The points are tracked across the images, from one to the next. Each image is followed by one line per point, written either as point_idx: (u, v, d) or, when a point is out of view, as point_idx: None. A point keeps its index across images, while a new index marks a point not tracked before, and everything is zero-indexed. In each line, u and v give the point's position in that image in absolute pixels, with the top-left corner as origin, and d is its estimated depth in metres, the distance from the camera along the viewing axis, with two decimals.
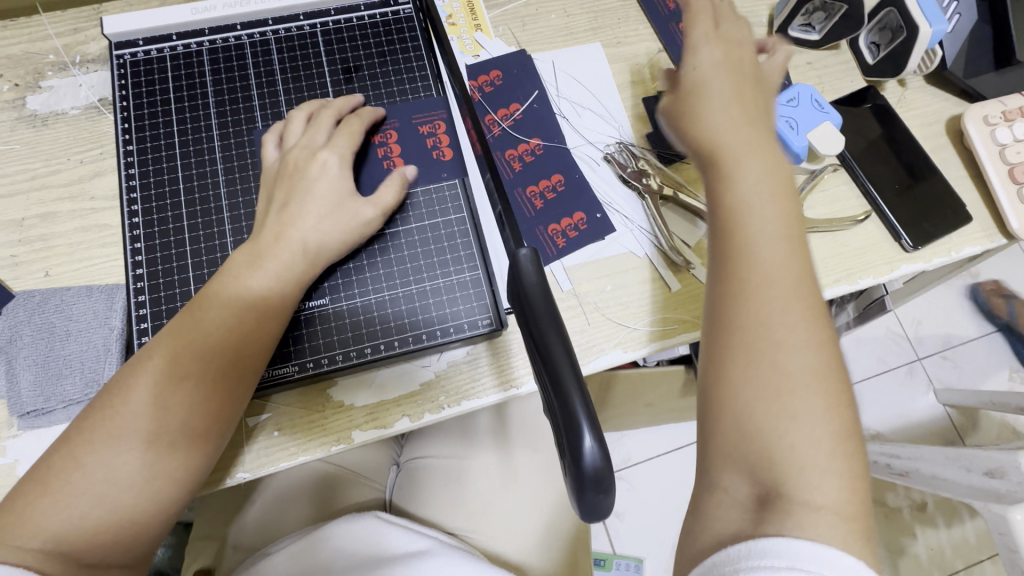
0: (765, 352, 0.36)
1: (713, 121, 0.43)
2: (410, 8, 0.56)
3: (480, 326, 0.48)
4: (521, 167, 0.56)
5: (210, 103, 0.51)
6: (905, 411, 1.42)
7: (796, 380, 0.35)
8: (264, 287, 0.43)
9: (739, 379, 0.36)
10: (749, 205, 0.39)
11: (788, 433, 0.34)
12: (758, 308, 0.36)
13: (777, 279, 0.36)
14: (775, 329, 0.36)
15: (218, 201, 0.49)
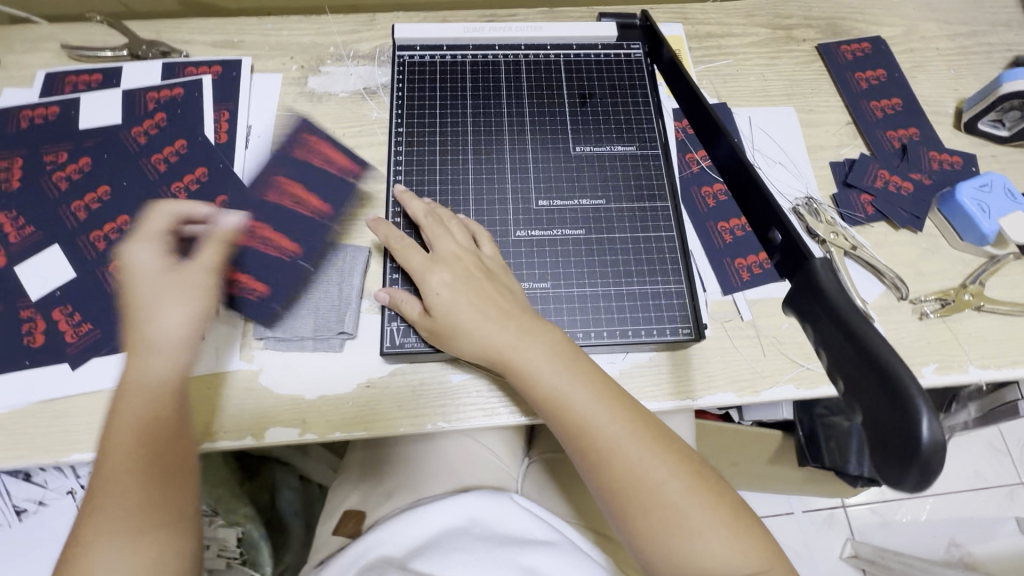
0: (655, 510, 0.42)
1: (483, 332, 0.47)
2: (639, 52, 0.64)
3: (681, 333, 0.52)
4: (714, 204, 0.61)
5: (467, 103, 0.60)
6: (1005, 537, 1.31)
7: (680, 507, 0.42)
8: (159, 382, 0.41)
9: (657, 539, 0.42)
10: (551, 383, 0.45)
11: (702, 545, 0.42)
12: (619, 463, 0.44)
13: (609, 434, 0.44)
14: (644, 478, 0.43)
15: (465, 184, 0.56)
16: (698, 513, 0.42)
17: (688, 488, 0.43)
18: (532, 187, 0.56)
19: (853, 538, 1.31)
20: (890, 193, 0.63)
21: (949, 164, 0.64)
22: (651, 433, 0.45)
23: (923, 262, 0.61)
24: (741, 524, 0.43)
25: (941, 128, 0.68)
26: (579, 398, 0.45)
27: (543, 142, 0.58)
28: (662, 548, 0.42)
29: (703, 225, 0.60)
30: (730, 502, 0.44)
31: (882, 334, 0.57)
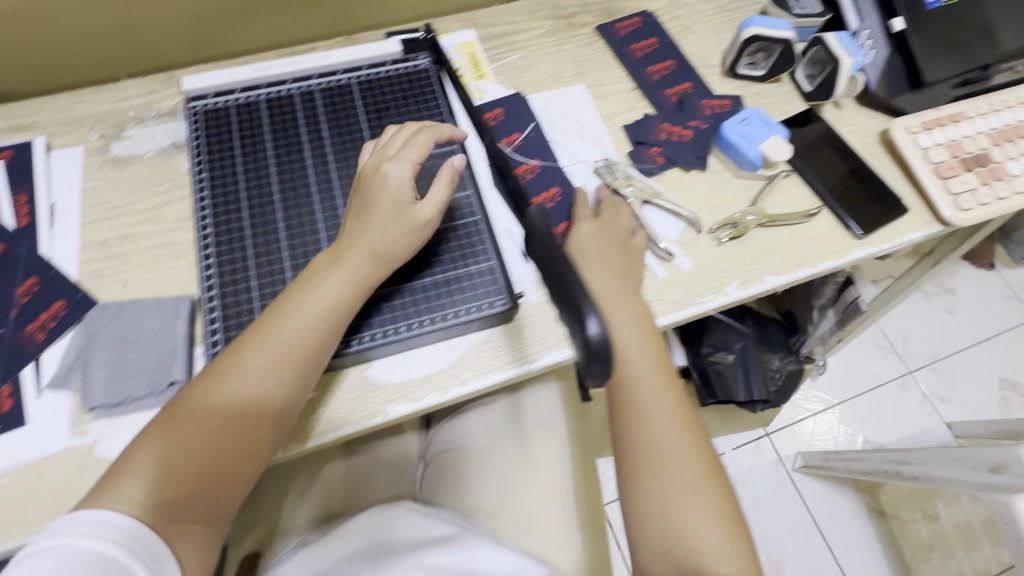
0: (663, 473, 0.50)
1: (598, 288, 0.57)
2: (427, 61, 0.69)
3: (496, 306, 0.57)
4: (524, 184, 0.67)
5: (267, 138, 0.62)
6: (905, 423, 1.46)
7: (677, 475, 0.50)
8: (251, 392, 0.49)
9: (652, 497, 0.50)
10: (625, 352, 0.54)
11: (686, 512, 0.49)
12: (654, 433, 0.52)
13: (653, 404, 0.53)
14: (670, 449, 0.51)
15: (274, 214, 0.58)
16: (690, 492, 0.49)
17: (700, 472, 0.50)
18: (339, 204, 0.59)
19: (782, 461, 1.41)
20: (674, 141, 0.70)
21: (719, 107, 0.73)
22: (691, 427, 0.53)
23: (713, 196, 0.68)
24: (727, 519, 0.49)
25: (712, 78, 0.77)
26: (640, 361, 0.54)
27: (345, 161, 0.62)
28: (657, 523, 0.49)
29: None
30: (727, 502, 0.50)
31: (688, 264, 0.64)
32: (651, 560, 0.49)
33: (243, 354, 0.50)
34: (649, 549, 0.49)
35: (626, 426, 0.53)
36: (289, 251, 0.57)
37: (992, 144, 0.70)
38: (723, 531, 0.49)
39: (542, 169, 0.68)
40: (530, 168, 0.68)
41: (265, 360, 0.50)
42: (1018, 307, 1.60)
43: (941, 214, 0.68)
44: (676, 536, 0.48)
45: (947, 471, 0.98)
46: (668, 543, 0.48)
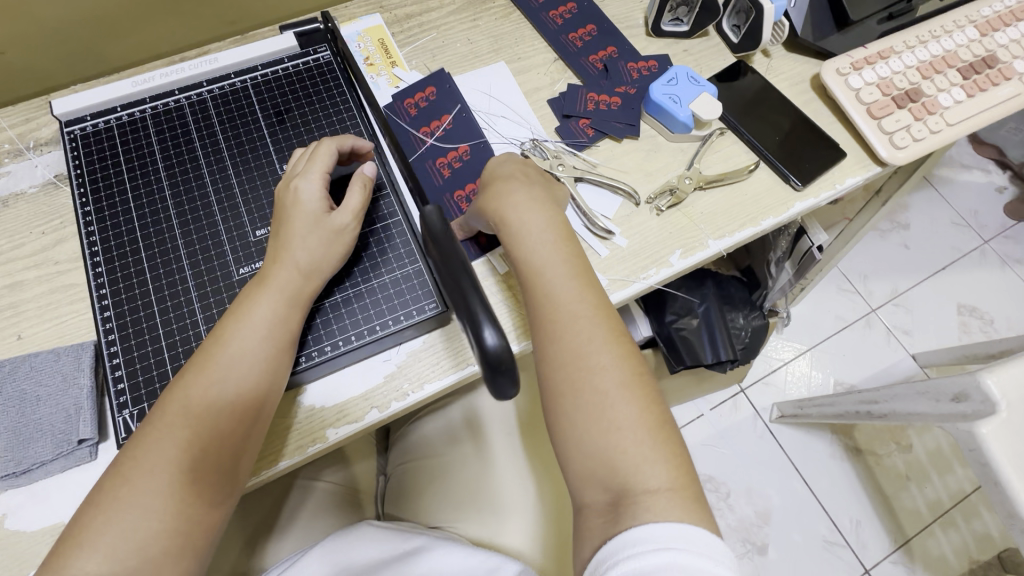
0: (584, 384, 0.45)
1: (501, 196, 0.52)
2: (328, 54, 0.63)
3: (427, 311, 0.54)
4: (450, 172, 0.63)
5: (157, 158, 0.57)
6: (873, 361, 1.48)
7: (598, 387, 0.44)
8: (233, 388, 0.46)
9: (572, 411, 0.44)
10: (537, 264, 0.49)
11: (608, 429, 0.43)
12: (573, 341, 0.46)
13: (570, 313, 0.47)
14: (589, 358, 0.45)
15: (174, 241, 0.53)
16: (612, 402, 0.44)
17: (629, 389, 0.44)
18: (246, 221, 0.55)
19: (759, 414, 1.43)
20: (603, 111, 0.67)
21: (647, 69, 0.70)
22: (618, 341, 0.47)
23: (648, 163, 0.65)
24: (663, 436, 0.43)
25: (636, 39, 0.73)
26: (556, 272, 0.49)
27: (247, 173, 0.57)
28: (576, 438, 0.44)
29: (439, 199, 0.62)
30: (660, 417, 0.44)
31: (625, 240, 0.61)
32: (585, 488, 0.43)
33: (202, 364, 0.47)
34: (581, 478, 0.43)
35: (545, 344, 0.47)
36: (194, 282, 0.52)
37: (923, 77, 0.69)
38: (657, 451, 0.42)
39: (471, 154, 0.64)
40: (457, 153, 0.64)
41: (237, 366, 0.46)
42: (969, 233, 1.63)
43: (878, 155, 0.66)
44: (603, 458, 0.42)
45: (912, 404, 0.99)
46: (596, 468, 0.42)
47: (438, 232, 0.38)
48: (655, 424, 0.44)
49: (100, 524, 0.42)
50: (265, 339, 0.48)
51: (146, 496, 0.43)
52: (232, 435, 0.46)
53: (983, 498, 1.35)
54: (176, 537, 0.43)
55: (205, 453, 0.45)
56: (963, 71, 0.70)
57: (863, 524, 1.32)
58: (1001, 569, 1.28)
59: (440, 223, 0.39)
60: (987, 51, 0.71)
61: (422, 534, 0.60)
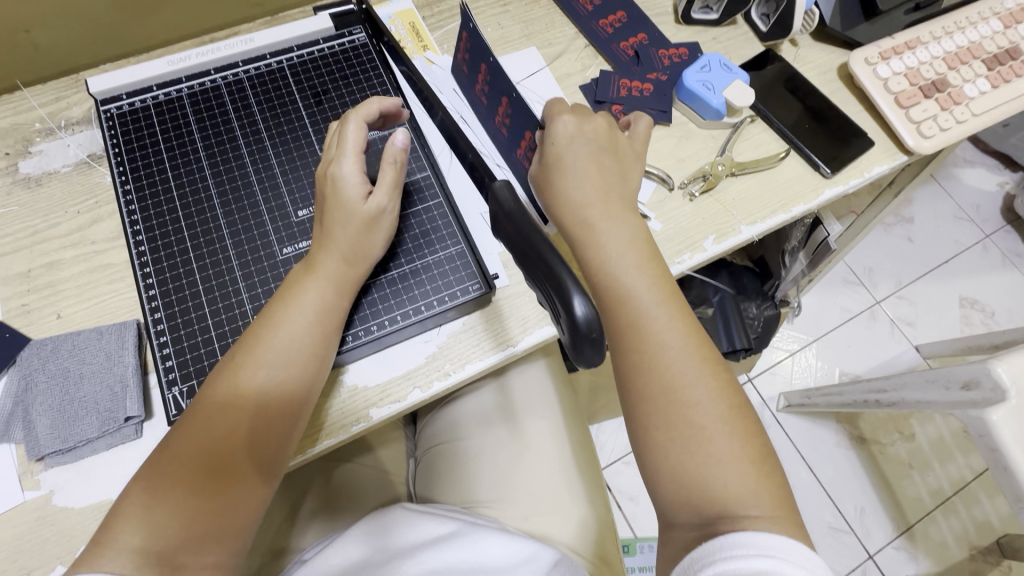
0: (677, 413, 0.43)
1: (577, 205, 0.49)
2: (363, 36, 0.63)
3: (470, 292, 0.54)
4: (508, 130, 0.60)
5: (196, 139, 0.57)
6: (877, 353, 1.51)
7: (693, 418, 0.43)
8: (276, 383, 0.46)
9: (667, 440, 0.43)
10: (623, 291, 0.46)
11: (706, 458, 0.42)
12: (665, 369, 0.44)
13: (661, 337, 0.45)
14: (682, 386, 0.44)
15: (216, 222, 0.54)
16: (700, 424, 0.43)
17: (715, 411, 0.43)
18: (287, 202, 0.55)
19: (766, 404, 1.45)
20: (635, 97, 0.67)
21: (678, 57, 0.70)
22: (701, 357, 0.45)
23: (680, 150, 0.66)
24: (754, 462, 0.42)
25: (666, 26, 0.73)
26: (642, 293, 0.46)
27: (287, 154, 0.57)
28: (670, 466, 0.43)
29: (512, 158, 0.61)
30: (751, 441, 0.43)
31: (659, 226, 0.62)
32: (673, 511, 0.43)
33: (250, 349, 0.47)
34: (669, 503, 0.43)
35: (629, 360, 0.45)
36: (238, 262, 0.52)
37: (948, 68, 0.70)
38: (749, 473, 0.42)
39: (513, 104, 0.56)
40: (504, 111, 0.58)
41: (287, 351, 0.46)
42: (971, 228, 1.66)
43: (905, 144, 0.67)
44: (701, 496, 0.41)
45: (921, 393, 1.01)
46: (686, 494, 0.42)
47: (512, 209, 0.42)
48: (744, 446, 0.43)
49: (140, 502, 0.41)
50: (310, 326, 0.48)
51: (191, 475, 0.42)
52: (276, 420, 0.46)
53: (983, 486, 1.38)
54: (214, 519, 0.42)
55: (251, 438, 0.44)
56: (987, 62, 0.71)
57: (867, 512, 1.35)
58: (1000, 555, 1.32)
59: (512, 200, 0.42)
60: (1010, 43, 0.72)
61: (456, 517, 0.60)
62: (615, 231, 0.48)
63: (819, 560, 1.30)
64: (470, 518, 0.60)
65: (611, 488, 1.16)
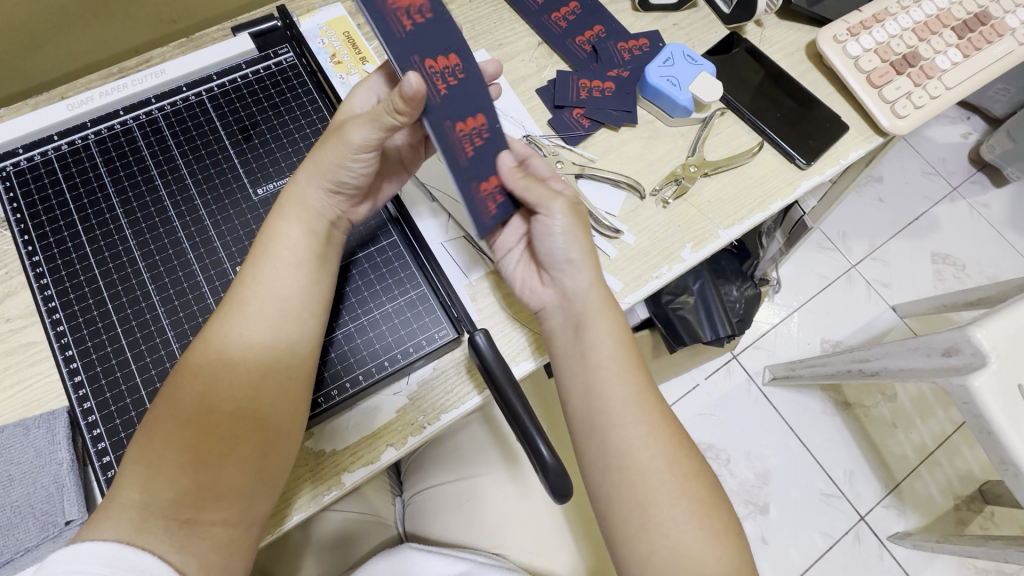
0: (652, 507, 0.43)
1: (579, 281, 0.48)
2: (291, 56, 0.57)
3: (438, 339, 0.50)
4: (447, 90, 0.44)
5: (109, 194, 0.50)
6: (856, 316, 1.52)
7: (670, 514, 0.43)
8: (283, 339, 0.44)
9: (650, 544, 0.42)
10: (606, 385, 0.46)
11: (685, 547, 0.42)
12: (641, 471, 0.44)
13: (636, 434, 0.45)
14: (654, 488, 0.43)
15: (143, 288, 0.48)
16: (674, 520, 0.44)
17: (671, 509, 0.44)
18: (223, 258, 0.49)
19: (752, 378, 1.46)
20: (597, 99, 0.62)
21: (638, 49, 0.65)
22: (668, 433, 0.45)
23: (648, 153, 0.62)
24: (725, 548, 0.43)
25: (623, 15, 0.68)
26: (620, 395, 0.46)
27: (218, 202, 0.51)
28: (654, 558, 0.42)
29: (438, 129, 0.44)
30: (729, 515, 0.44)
31: (633, 239, 0.58)
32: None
33: (224, 320, 0.44)
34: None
35: (603, 442, 0.45)
36: (174, 333, 0.47)
37: (919, 40, 0.67)
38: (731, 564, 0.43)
39: (466, 74, 0.45)
40: (450, 67, 0.44)
41: (288, 335, 0.44)
42: (939, 181, 1.66)
43: (879, 124, 0.64)
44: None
45: (905, 361, 1.00)
46: None
47: (498, 371, 0.43)
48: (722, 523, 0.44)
49: (135, 512, 0.38)
50: (300, 291, 0.45)
51: (187, 472, 0.39)
52: (285, 382, 0.43)
53: (963, 437, 1.42)
54: (232, 511, 0.40)
55: (263, 410, 0.42)
56: (957, 30, 0.67)
57: (856, 475, 1.38)
58: (982, 502, 1.36)
59: (490, 352, 0.44)
60: (979, 7, 0.69)
61: (467, 556, 0.55)
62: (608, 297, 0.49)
63: (814, 527, 1.33)
64: (483, 558, 0.55)
65: None
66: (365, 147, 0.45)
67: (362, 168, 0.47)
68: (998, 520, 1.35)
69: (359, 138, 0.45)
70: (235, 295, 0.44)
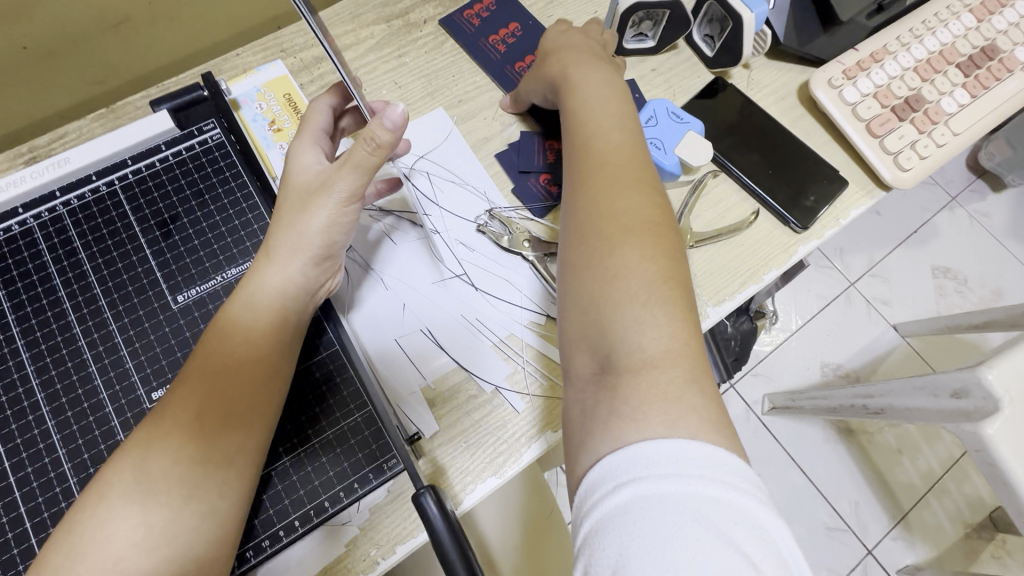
0: (604, 237, 0.40)
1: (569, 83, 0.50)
2: (218, 131, 0.50)
3: (389, 467, 0.43)
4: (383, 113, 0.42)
5: (4, 310, 0.44)
6: (856, 337, 1.46)
7: (630, 288, 0.37)
8: (190, 487, 0.35)
9: (580, 255, 0.41)
10: (598, 143, 0.45)
11: (625, 291, 0.37)
12: (608, 247, 0.39)
13: (617, 195, 0.41)
14: (622, 258, 0.39)
15: (41, 424, 0.41)
16: None
17: None
18: (136, 381, 0.42)
19: (751, 407, 1.40)
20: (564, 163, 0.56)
21: None
22: (657, 233, 0.40)
23: None
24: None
25: None
26: (606, 171, 0.43)
27: (131, 312, 0.44)
28: (587, 281, 0.39)
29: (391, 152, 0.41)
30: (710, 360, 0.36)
31: None
32: (577, 355, 0.39)
33: (117, 471, 0.35)
34: (572, 339, 0.39)
35: (583, 230, 0.41)
36: (76, 478, 0.40)
37: (922, 80, 0.60)
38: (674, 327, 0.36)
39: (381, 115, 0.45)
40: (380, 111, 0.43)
41: (197, 486, 0.35)
42: (937, 191, 1.60)
43: (882, 178, 0.58)
44: (606, 311, 0.38)
45: (910, 400, 0.93)
46: (589, 314, 0.38)
47: (442, 531, 0.35)
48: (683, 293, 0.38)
49: None
50: (217, 421, 0.36)
51: None
52: (193, 551, 0.34)
53: (971, 462, 1.36)
54: None
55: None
56: (963, 68, 0.61)
57: (862, 506, 1.32)
58: (994, 529, 1.31)
59: (440, 514, 0.36)
60: (985, 40, 0.62)
61: None
62: (596, 71, 0.51)
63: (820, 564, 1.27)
64: None
65: None
66: (350, 197, 0.41)
67: (342, 223, 0.42)
68: (1011, 548, 1.29)
69: (343, 189, 0.41)
70: (140, 437, 0.36)
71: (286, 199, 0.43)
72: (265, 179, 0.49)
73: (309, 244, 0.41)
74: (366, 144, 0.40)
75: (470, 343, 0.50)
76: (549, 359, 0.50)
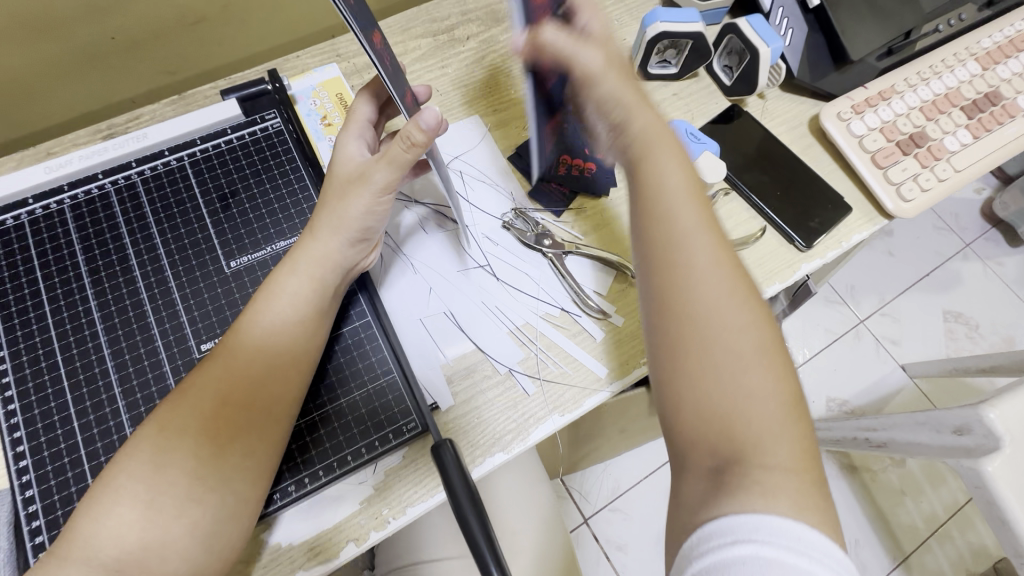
0: (706, 301, 0.40)
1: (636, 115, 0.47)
2: (277, 121, 0.56)
3: (407, 431, 0.47)
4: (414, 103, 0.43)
5: (78, 261, 0.49)
6: (863, 374, 1.47)
7: (742, 353, 0.39)
8: (234, 426, 0.39)
9: (684, 315, 0.40)
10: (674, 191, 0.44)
11: (733, 355, 0.39)
12: (714, 314, 0.40)
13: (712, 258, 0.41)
14: (731, 321, 0.40)
15: (102, 365, 0.45)
16: None
17: None
18: (188, 334, 0.47)
19: None
20: (575, 178, 0.59)
21: None
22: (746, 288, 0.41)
23: None
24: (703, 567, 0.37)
25: None
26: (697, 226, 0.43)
27: (189, 273, 0.49)
28: (692, 344, 0.39)
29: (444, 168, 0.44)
30: (791, 393, 0.38)
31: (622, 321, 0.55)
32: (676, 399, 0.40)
33: (172, 405, 0.39)
34: (673, 384, 0.40)
35: (680, 291, 0.41)
36: (128, 414, 0.44)
37: (926, 119, 0.65)
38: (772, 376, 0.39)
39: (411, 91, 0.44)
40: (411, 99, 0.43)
41: (239, 425, 0.39)
42: (950, 237, 1.62)
43: (885, 207, 0.62)
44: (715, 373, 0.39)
45: (911, 435, 0.94)
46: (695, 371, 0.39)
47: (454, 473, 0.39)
48: (772, 332, 0.41)
49: None
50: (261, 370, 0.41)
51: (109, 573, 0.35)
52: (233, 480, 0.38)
53: (976, 509, 1.34)
54: None
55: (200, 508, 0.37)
56: (966, 110, 0.65)
57: (862, 545, 1.31)
58: None
59: (455, 462, 0.39)
60: (989, 87, 0.67)
61: None
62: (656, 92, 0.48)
63: None
64: None
65: (597, 538, 1.15)
66: (386, 187, 0.46)
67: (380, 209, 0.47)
68: None
69: (381, 179, 0.45)
70: (193, 379, 0.40)
71: (330, 185, 0.48)
72: (315, 165, 0.54)
73: (352, 223, 0.46)
74: (402, 142, 0.43)
75: (489, 328, 0.54)
76: (560, 347, 0.54)
